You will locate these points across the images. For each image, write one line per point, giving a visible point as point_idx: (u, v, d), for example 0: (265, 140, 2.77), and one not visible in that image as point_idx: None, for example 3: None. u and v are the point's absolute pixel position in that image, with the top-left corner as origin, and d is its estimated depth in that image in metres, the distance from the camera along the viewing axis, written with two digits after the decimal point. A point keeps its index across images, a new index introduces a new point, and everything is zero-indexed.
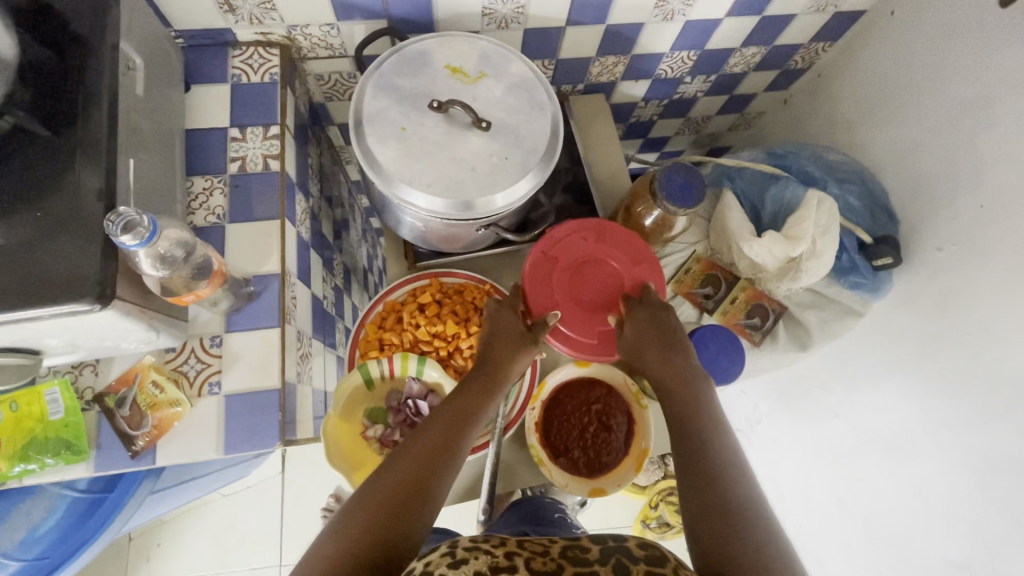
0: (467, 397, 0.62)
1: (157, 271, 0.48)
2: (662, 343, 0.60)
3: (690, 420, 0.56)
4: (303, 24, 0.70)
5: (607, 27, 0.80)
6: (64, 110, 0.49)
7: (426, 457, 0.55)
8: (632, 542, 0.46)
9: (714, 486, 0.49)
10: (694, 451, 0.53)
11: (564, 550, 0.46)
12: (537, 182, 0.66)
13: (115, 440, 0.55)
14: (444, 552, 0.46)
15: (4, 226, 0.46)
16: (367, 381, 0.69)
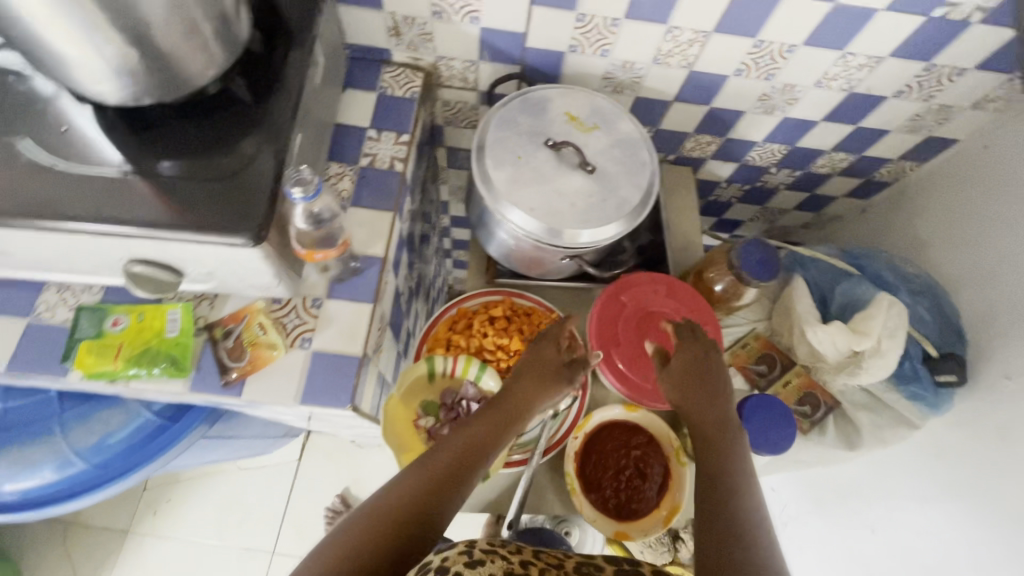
0: (497, 416, 0.63)
1: (305, 224, 0.57)
2: (709, 381, 0.66)
3: (719, 461, 0.58)
4: (450, 57, 0.81)
5: (710, 109, 0.87)
6: (265, 87, 0.59)
7: (454, 466, 0.56)
8: (646, 568, 0.49)
9: (723, 516, 0.52)
10: (717, 488, 0.55)
11: (579, 566, 0.49)
12: (626, 229, 0.72)
13: (214, 368, 0.62)
14: (461, 551, 0.47)
15: (197, 166, 0.55)
16: (430, 373, 0.74)
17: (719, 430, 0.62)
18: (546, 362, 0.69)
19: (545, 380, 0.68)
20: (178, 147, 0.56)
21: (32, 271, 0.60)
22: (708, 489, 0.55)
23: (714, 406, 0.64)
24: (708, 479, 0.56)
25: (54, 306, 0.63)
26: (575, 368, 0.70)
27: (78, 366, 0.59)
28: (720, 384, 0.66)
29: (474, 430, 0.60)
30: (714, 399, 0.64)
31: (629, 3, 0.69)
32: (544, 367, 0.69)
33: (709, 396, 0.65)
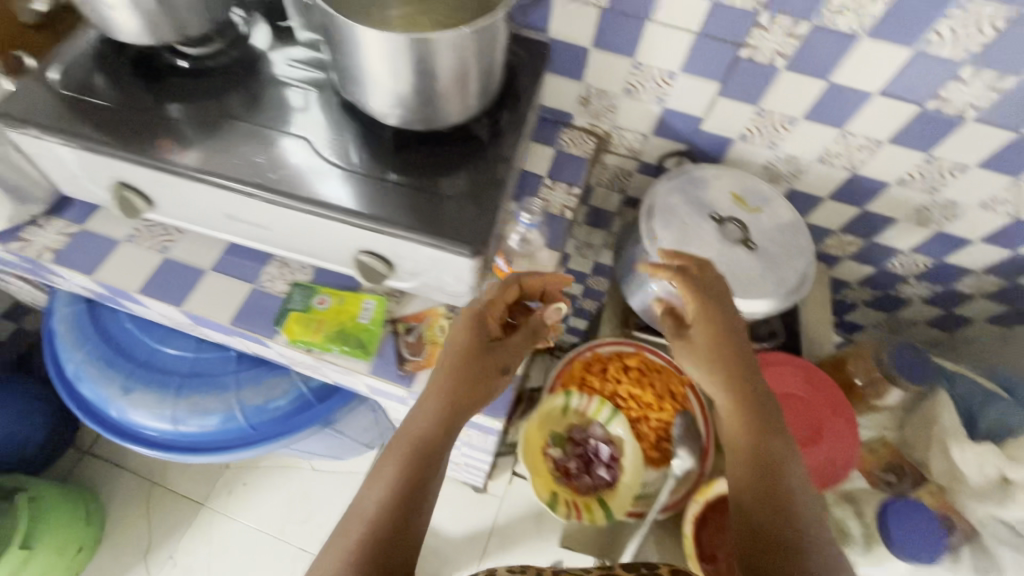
0: (429, 432, 0.55)
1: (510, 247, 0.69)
2: (734, 344, 0.60)
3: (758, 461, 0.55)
4: (626, 128, 0.90)
5: (862, 211, 0.91)
6: (494, 130, 0.70)
7: (395, 508, 0.51)
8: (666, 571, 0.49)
9: (775, 528, 0.51)
10: (758, 494, 0.53)
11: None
12: (774, 309, 0.75)
13: (396, 359, 0.70)
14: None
15: (432, 182, 0.65)
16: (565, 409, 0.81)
17: (761, 448, 0.55)
18: (460, 354, 0.59)
19: (486, 373, 0.60)
20: (418, 167, 0.66)
21: (270, 247, 0.70)
22: (764, 535, 0.50)
23: (748, 407, 0.57)
24: (762, 529, 0.51)
25: (275, 278, 0.73)
26: (507, 355, 0.62)
27: (286, 332, 0.69)
28: (748, 361, 0.59)
29: (402, 459, 0.53)
30: (745, 399, 0.58)
31: (812, 107, 0.76)
32: (470, 364, 0.59)
33: (744, 398, 0.58)
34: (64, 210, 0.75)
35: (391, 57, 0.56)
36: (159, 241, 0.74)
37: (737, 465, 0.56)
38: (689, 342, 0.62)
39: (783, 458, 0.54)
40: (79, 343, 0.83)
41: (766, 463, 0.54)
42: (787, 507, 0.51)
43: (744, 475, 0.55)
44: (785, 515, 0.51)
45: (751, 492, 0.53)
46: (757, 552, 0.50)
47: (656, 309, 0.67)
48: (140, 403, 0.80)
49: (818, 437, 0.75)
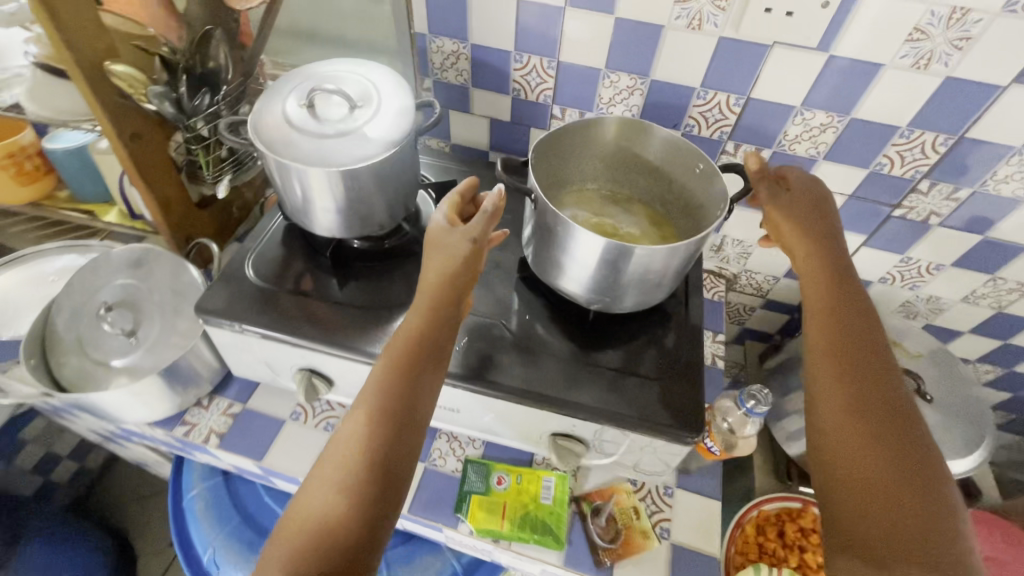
0: (408, 339, 0.51)
1: (725, 433, 0.63)
2: (826, 223, 0.61)
3: (868, 353, 0.54)
4: (756, 271, 0.92)
5: (1003, 343, 0.90)
6: (677, 304, 0.70)
7: (395, 407, 0.48)
8: None
9: (888, 423, 0.50)
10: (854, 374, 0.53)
11: None
12: (974, 463, 0.73)
13: (588, 546, 0.64)
14: None
15: (630, 360, 0.64)
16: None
17: (851, 329, 0.55)
18: (441, 246, 0.54)
19: (468, 257, 0.53)
20: (610, 346, 0.66)
21: (448, 424, 0.69)
22: (867, 410, 0.50)
23: (836, 285, 0.58)
24: (852, 400, 0.51)
25: (446, 454, 0.70)
26: (468, 227, 0.54)
27: (470, 519, 0.65)
28: (836, 244, 0.60)
29: (395, 359, 0.50)
30: (832, 282, 0.58)
31: (962, 256, 0.78)
32: (438, 273, 0.53)
33: (832, 274, 0.59)
34: (226, 388, 0.74)
35: (604, 250, 0.56)
36: (324, 418, 0.72)
37: (819, 335, 0.56)
38: (791, 205, 0.62)
39: (874, 342, 0.55)
40: (218, 525, 0.79)
41: (859, 343, 0.54)
42: (884, 389, 0.52)
43: (827, 349, 0.55)
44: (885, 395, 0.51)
45: (841, 364, 0.53)
46: (861, 436, 0.49)
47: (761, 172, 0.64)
48: None
49: None
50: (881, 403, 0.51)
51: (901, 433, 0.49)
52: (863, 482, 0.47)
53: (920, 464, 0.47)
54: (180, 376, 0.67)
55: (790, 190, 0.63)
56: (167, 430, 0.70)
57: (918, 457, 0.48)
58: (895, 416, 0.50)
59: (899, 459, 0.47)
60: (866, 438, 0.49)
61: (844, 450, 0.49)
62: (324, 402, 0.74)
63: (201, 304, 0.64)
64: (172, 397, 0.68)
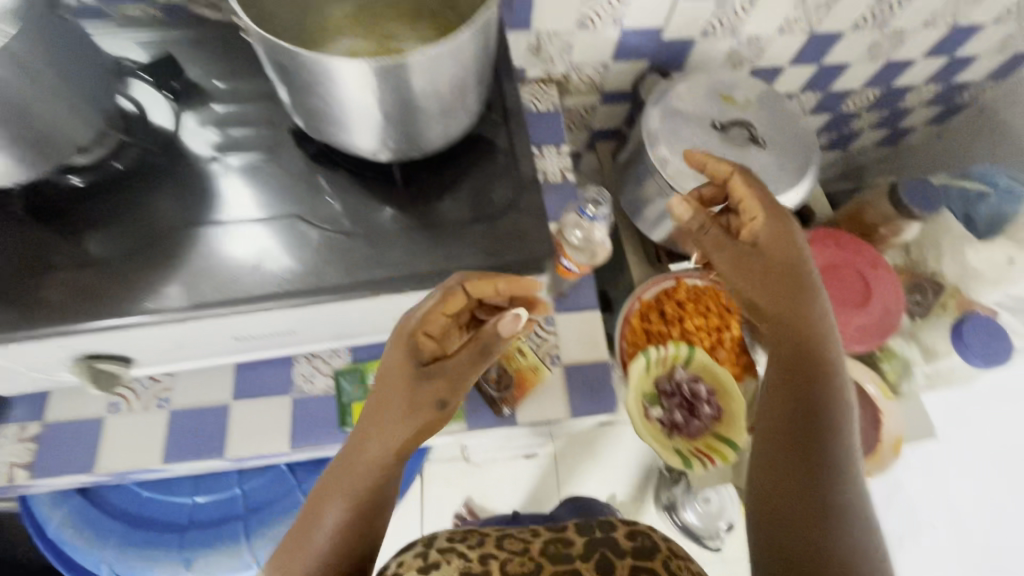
0: (367, 479, 0.44)
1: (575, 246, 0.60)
2: (789, 262, 0.50)
3: (817, 390, 0.46)
4: (583, 64, 0.83)
5: (819, 66, 0.92)
6: (500, 125, 0.61)
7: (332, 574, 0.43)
8: (621, 531, 0.47)
9: (824, 480, 0.44)
10: (799, 417, 0.46)
11: (545, 547, 0.46)
12: (807, 190, 0.77)
13: (486, 401, 0.63)
14: (417, 554, 0.46)
15: (466, 206, 0.56)
16: (648, 365, 0.76)
17: (802, 382, 0.47)
18: (399, 381, 0.45)
19: (425, 418, 0.45)
20: (435, 200, 0.56)
21: (296, 347, 0.60)
22: (798, 453, 0.45)
23: (800, 340, 0.49)
24: (781, 453, 0.46)
25: (311, 376, 0.63)
26: (433, 378, 0.46)
27: None
28: (809, 287, 0.50)
29: (343, 512, 0.44)
30: (801, 338, 0.49)
31: None
32: (397, 417, 0.45)
33: (800, 324, 0.49)
34: (8, 413, 0.59)
35: (366, 85, 0.43)
36: (153, 395, 0.61)
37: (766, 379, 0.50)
38: (741, 242, 0.53)
39: (838, 406, 0.46)
40: (102, 538, 0.70)
41: (817, 403, 0.46)
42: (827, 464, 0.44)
43: (772, 399, 0.48)
44: (826, 470, 0.44)
45: (786, 432, 0.46)
46: (785, 481, 0.45)
47: (696, 212, 0.55)
48: (215, 564, 0.69)
49: (869, 293, 0.79)
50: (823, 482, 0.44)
51: (823, 523, 0.43)
52: (769, 545, 0.44)
53: (829, 542, 0.42)
54: None
55: (745, 237, 0.52)
56: None
57: (836, 554, 0.41)
58: (829, 509, 0.43)
59: (808, 535, 0.43)
60: (787, 498, 0.44)
61: (771, 487, 0.46)
62: (145, 378, 0.62)
63: None
64: None
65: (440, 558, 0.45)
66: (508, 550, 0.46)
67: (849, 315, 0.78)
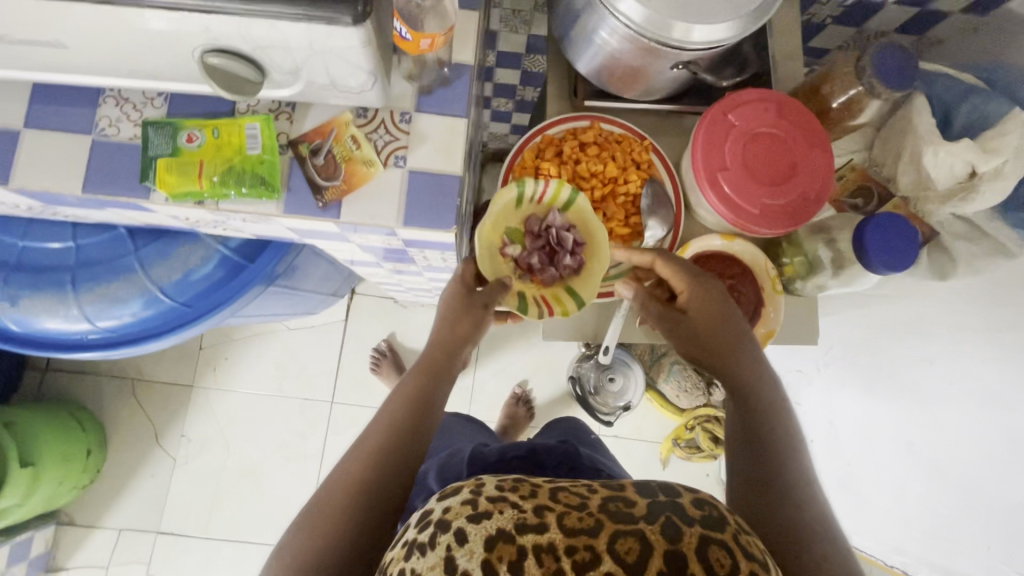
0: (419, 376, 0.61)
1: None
2: (723, 317, 0.64)
3: (757, 399, 0.59)
4: None
5: None
6: None
7: (390, 443, 0.55)
8: (686, 498, 0.42)
9: (776, 469, 0.54)
10: (749, 424, 0.58)
11: (604, 503, 0.41)
12: (758, 26, 0.62)
13: (310, 187, 0.57)
14: (465, 499, 0.43)
15: None
16: (519, 201, 0.69)
17: (744, 396, 0.60)
18: (457, 300, 0.67)
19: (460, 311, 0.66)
20: None
21: (85, 75, 0.51)
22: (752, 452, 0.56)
23: (742, 374, 0.61)
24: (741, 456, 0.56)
25: (117, 122, 0.55)
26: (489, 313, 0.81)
27: (160, 186, 0.54)
28: (738, 331, 0.64)
29: (402, 393, 0.60)
30: (733, 371, 0.62)
31: None
32: (444, 332, 0.65)
33: (731, 360, 0.62)
34: None
35: None
36: None
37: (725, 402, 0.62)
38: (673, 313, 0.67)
39: (779, 416, 0.58)
40: None
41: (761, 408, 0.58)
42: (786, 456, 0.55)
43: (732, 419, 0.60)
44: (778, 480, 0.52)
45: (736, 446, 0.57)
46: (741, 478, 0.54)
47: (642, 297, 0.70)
48: (42, 308, 0.68)
49: (791, 173, 0.69)
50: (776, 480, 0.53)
51: (780, 509, 0.50)
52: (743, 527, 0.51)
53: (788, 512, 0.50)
54: None
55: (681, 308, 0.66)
56: None
57: (796, 518, 0.50)
58: (787, 483, 0.52)
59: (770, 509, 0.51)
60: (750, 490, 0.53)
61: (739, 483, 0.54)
62: None
63: None
64: None
65: (491, 508, 0.41)
66: (564, 503, 0.41)
67: (761, 194, 0.69)
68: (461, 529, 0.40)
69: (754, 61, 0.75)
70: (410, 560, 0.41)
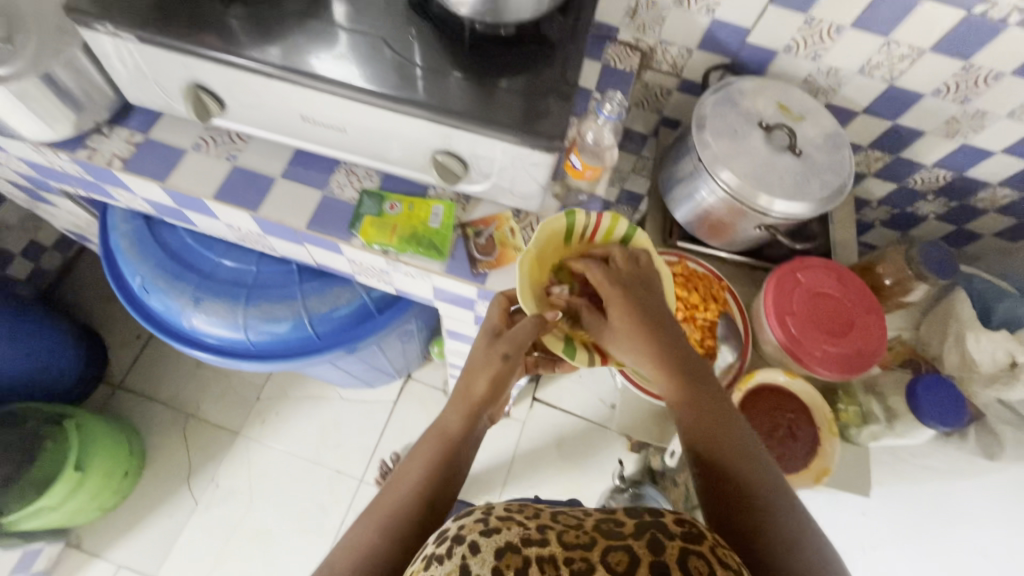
0: (444, 438, 0.64)
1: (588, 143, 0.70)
2: (650, 314, 0.66)
3: (707, 396, 0.63)
4: (671, 43, 0.92)
5: (893, 125, 0.94)
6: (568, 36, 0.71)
7: (412, 507, 0.58)
8: (667, 518, 0.48)
9: (732, 461, 0.59)
10: (706, 424, 0.62)
11: (598, 524, 0.48)
12: (826, 209, 0.81)
13: (468, 258, 0.73)
14: (478, 518, 0.49)
15: (514, 85, 0.66)
16: (568, 236, 0.71)
17: (697, 397, 0.63)
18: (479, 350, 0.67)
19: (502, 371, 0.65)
20: (492, 67, 0.67)
21: (341, 152, 0.72)
22: (714, 451, 0.60)
23: (690, 377, 0.64)
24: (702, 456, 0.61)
25: (344, 185, 0.75)
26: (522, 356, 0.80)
27: (362, 235, 0.72)
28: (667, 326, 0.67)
29: (425, 456, 0.63)
30: (689, 377, 0.64)
31: (860, 13, 0.78)
32: (463, 393, 0.66)
33: (674, 363, 0.64)
34: (125, 119, 0.75)
35: None
36: (226, 150, 0.75)
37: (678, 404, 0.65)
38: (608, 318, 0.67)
39: (729, 409, 0.63)
40: (144, 258, 0.85)
41: (714, 408, 0.63)
42: (745, 450, 0.60)
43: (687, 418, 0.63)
44: (740, 472, 0.58)
45: (700, 445, 0.61)
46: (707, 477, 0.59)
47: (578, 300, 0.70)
48: (212, 311, 0.83)
49: (848, 330, 0.81)
50: (737, 472, 0.58)
51: (745, 496, 0.56)
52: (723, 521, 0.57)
53: (750, 497, 0.56)
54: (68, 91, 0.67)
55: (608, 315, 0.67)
56: (71, 153, 0.73)
57: (760, 504, 0.56)
58: (743, 469, 0.58)
59: (738, 500, 0.57)
60: (716, 487, 0.58)
61: (708, 482, 0.59)
62: (226, 136, 0.76)
63: (73, 3, 0.62)
64: (68, 116, 0.70)
65: (500, 524, 0.47)
66: (563, 523, 0.48)
67: (823, 340, 0.80)
68: (474, 541, 0.46)
69: (818, 237, 0.93)
70: (429, 569, 0.45)
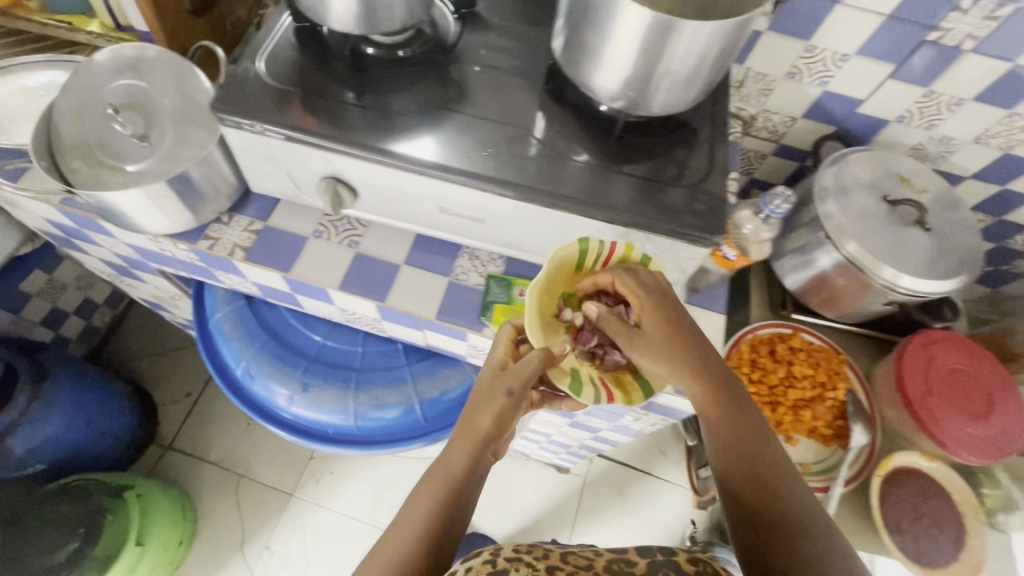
0: (446, 478, 0.56)
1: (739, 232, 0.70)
2: (683, 331, 0.58)
3: (744, 422, 0.56)
4: (775, 112, 0.91)
5: (1001, 190, 0.93)
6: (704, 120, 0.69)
7: (413, 558, 0.51)
8: (679, 557, 0.53)
9: (770, 493, 0.51)
10: (740, 453, 0.54)
11: (609, 564, 0.52)
12: (962, 284, 0.78)
13: None
14: (485, 560, 0.51)
15: (661, 174, 0.65)
16: (579, 262, 0.62)
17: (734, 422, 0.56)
18: (487, 379, 0.60)
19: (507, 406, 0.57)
20: (634, 154, 0.66)
21: (471, 239, 0.70)
22: (753, 483, 0.52)
23: (724, 399, 0.57)
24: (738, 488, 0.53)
25: (469, 270, 0.73)
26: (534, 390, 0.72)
27: (496, 324, 0.69)
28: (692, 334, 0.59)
29: (425, 498, 0.55)
30: (724, 399, 0.57)
31: (985, 88, 0.77)
32: (475, 433, 0.57)
33: (702, 375, 0.57)
34: (243, 206, 0.74)
35: (641, 36, 0.54)
36: (347, 236, 0.73)
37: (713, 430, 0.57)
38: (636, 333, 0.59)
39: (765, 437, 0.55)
40: (248, 343, 0.83)
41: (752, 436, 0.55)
42: (787, 485, 0.52)
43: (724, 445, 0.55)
44: (787, 510, 0.50)
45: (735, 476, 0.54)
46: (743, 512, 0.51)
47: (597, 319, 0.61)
48: (320, 398, 0.81)
49: (990, 411, 0.77)
50: (778, 507, 0.50)
51: (793, 538, 0.48)
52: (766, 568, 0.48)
53: (797, 537, 0.48)
54: (198, 186, 0.66)
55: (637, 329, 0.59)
56: (191, 243, 0.71)
57: (809, 548, 0.48)
58: (785, 504, 0.51)
59: (784, 542, 0.48)
60: (758, 525, 0.50)
61: (748, 516, 0.51)
62: (344, 221, 0.74)
63: (218, 103, 0.61)
64: (192, 209, 0.68)
65: (509, 566, 0.50)
66: (573, 564, 0.52)
67: (966, 423, 0.77)
68: None
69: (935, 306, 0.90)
70: None
